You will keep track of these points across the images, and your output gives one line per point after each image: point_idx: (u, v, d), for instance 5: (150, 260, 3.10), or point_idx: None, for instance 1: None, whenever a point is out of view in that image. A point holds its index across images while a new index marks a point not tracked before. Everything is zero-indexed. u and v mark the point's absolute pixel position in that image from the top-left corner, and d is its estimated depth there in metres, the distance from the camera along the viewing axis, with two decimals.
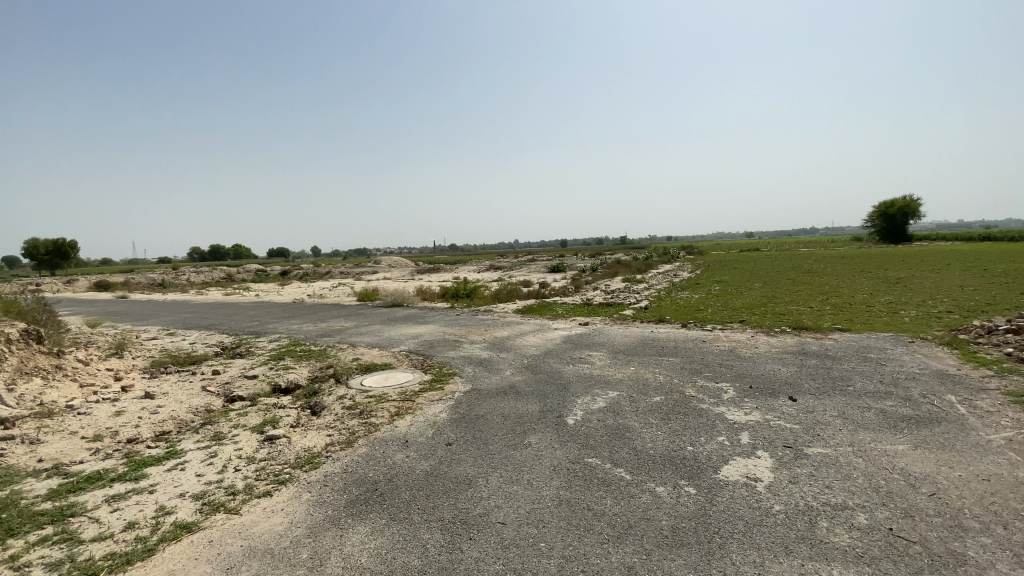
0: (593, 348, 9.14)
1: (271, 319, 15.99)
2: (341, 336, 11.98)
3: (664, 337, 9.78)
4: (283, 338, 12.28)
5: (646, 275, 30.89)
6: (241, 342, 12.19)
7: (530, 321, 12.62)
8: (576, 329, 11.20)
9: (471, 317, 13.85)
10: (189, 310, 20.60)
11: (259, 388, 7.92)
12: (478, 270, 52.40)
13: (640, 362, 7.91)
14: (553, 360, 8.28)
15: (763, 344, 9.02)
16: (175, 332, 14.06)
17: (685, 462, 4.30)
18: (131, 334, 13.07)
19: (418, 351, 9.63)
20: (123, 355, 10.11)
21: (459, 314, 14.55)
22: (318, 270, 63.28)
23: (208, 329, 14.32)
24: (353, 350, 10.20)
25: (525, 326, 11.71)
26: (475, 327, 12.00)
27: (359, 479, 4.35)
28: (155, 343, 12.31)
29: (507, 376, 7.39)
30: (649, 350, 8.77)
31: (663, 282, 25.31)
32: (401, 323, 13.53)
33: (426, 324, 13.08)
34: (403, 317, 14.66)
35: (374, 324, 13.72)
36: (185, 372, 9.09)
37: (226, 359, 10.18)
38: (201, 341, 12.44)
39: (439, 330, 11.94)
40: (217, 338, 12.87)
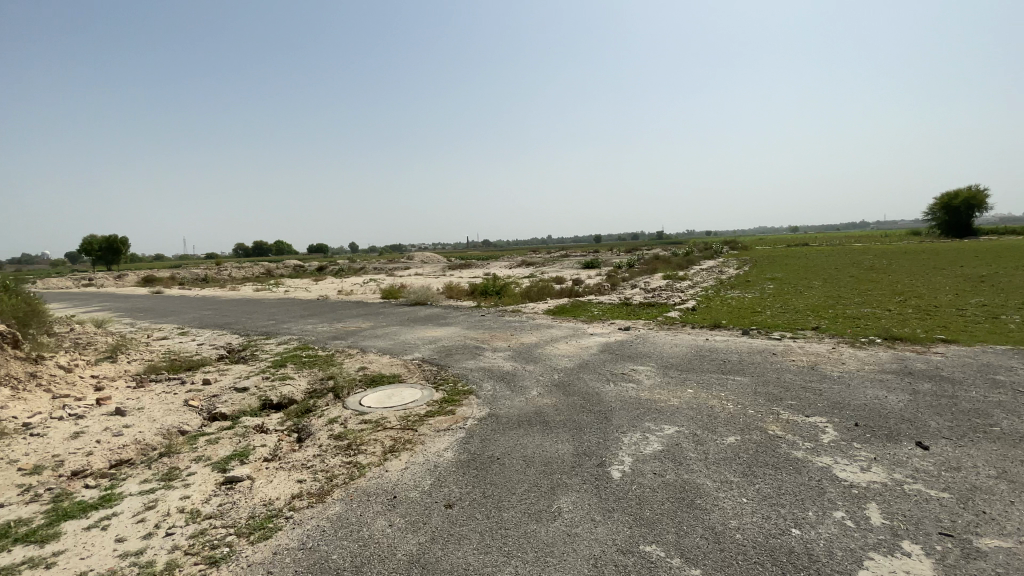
0: (637, 360, 7.63)
1: (288, 318, 15.13)
2: (352, 339, 10.88)
3: (725, 348, 8.16)
4: (293, 340, 11.29)
5: (688, 272, 28.77)
6: (247, 344, 11.27)
7: (563, 324, 11.18)
8: (616, 335, 9.71)
9: (498, 318, 12.53)
10: (212, 307, 20.13)
11: (245, 405, 6.84)
12: (510, 266, 51.16)
13: (698, 383, 6.38)
14: (590, 376, 6.82)
15: (851, 359, 7.31)
16: (186, 332, 13.33)
17: (796, 565, 2.83)
18: (139, 336, 12.40)
19: (433, 360, 8.37)
20: (116, 359, 9.29)
21: (485, 315, 13.25)
22: (351, 266, 63.40)
23: (220, 329, 13.55)
24: (362, 357, 9.05)
25: (556, 331, 10.30)
26: (500, 331, 10.66)
27: (316, 564, 3.08)
28: (161, 344, 11.57)
29: (532, 398, 6.01)
30: (707, 365, 7.20)
31: (708, 280, 23.30)
32: (421, 325, 12.33)
33: (447, 326, 11.83)
34: (425, 318, 13.48)
35: (392, 325, 12.59)
36: (175, 381, 8.15)
37: (224, 365, 9.22)
38: (207, 343, 11.62)
39: (460, 333, 10.68)
40: (226, 339, 12.00)
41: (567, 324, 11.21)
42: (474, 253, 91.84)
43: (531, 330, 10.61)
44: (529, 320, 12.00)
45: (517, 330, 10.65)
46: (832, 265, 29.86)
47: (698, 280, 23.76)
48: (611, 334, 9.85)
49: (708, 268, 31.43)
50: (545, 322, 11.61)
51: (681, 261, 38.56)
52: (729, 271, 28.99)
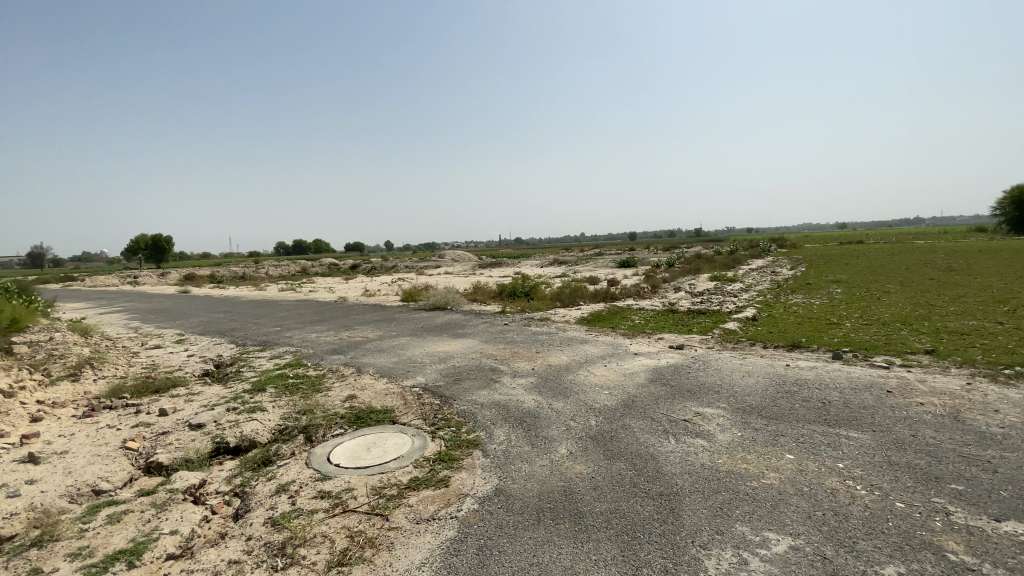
0: (701, 399, 5.74)
1: (295, 325, 13.81)
2: (353, 354, 9.33)
3: (818, 383, 6.15)
4: (288, 354, 9.83)
5: (736, 273, 26.25)
6: (239, 358, 9.90)
7: (601, 339, 9.32)
8: (667, 356, 7.78)
9: (524, 329, 10.79)
10: (226, 309, 19.15)
11: (192, 452, 5.31)
12: (542, 265, 49.34)
13: (797, 445, 4.47)
14: (639, 425, 4.99)
15: (1008, 405, 5.24)
16: (182, 340, 12.13)
17: None
18: (129, 346, 11.25)
19: (438, 389, 6.69)
20: (79, 378, 8.01)
21: (509, 324, 11.52)
22: (382, 264, 62.94)
23: (219, 338, 12.30)
24: (355, 380, 7.45)
25: (592, 348, 8.50)
26: (524, 348, 8.89)
27: None
28: (146, 356, 10.34)
29: (560, 462, 4.27)
30: (800, 412, 5.26)
31: (762, 283, 20.85)
32: (435, 336, 10.70)
33: (464, 338, 10.16)
34: (441, 327, 11.86)
35: (403, 335, 11.04)
36: (131, 408, 6.75)
37: (198, 386, 7.81)
38: (197, 356, 10.32)
39: (476, 350, 8.97)
40: (218, 351, 10.71)
41: (606, 338, 9.33)
42: (506, 251, 90.23)
43: (562, 347, 8.80)
44: (560, 332, 10.19)
45: (546, 346, 8.88)
46: (901, 265, 26.73)
47: (750, 283, 21.32)
48: (661, 355, 7.92)
49: (758, 269, 28.76)
50: (579, 335, 9.78)
51: (726, 260, 35.85)
52: (782, 272, 26.37)
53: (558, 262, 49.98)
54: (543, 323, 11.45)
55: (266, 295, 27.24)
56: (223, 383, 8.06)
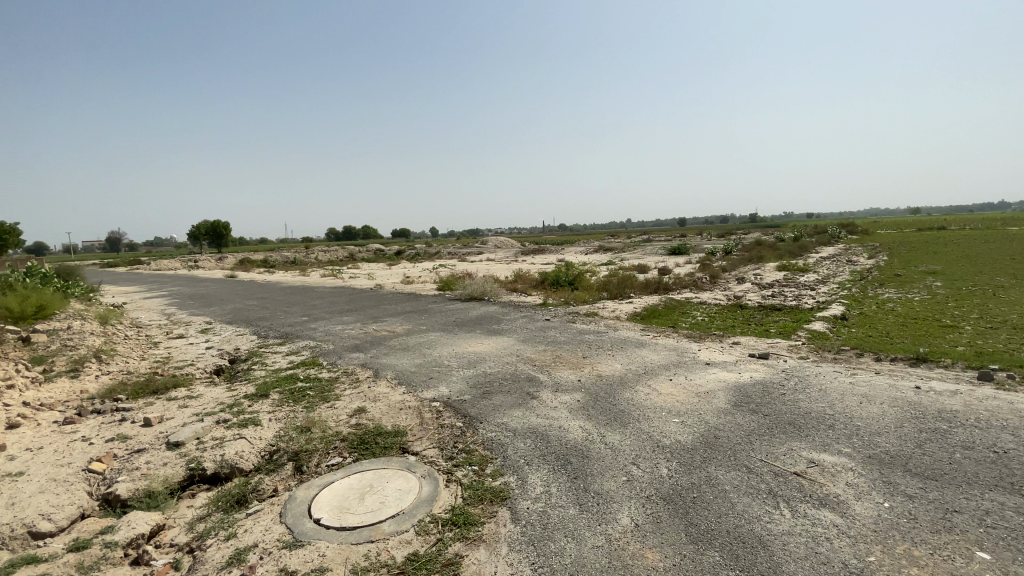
0: (812, 443, 4.24)
1: (324, 314, 12.98)
2: (375, 352, 8.24)
3: (975, 423, 4.49)
4: (306, 349, 8.88)
5: (806, 262, 23.68)
6: (255, 352, 9.05)
7: (661, 342, 7.79)
8: (750, 370, 6.20)
9: (568, 326, 9.36)
10: (262, 296, 18.74)
11: (157, 483, 4.32)
12: (586, 252, 47.33)
13: (988, 538, 2.95)
14: (731, 486, 3.57)
15: None
16: (206, 330, 11.51)
17: None
18: (151, 337, 10.69)
19: (463, 405, 5.44)
20: (80, 374, 7.32)
21: (552, 320, 10.13)
22: (425, 250, 62.69)
23: (244, 328, 11.61)
24: (369, 387, 6.33)
25: (651, 355, 7.01)
26: (569, 351, 7.50)
27: None
28: (164, 348, 9.69)
29: (623, 543, 2.95)
30: (967, 475, 3.71)
31: (840, 275, 18.36)
32: (468, 332, 9.47)
33: (500, 336, 8.88)
34: (476, 321, 10.62)
35: (433, 330, 9.88)
36: (117, 417, 5.90)
37: (200, 389, 6.93)
38: (214, 349, 9.56)
39: (512, 352, 7.66)
40: (236, 343, 9.94)
41: (668, 342, 7.77)
42: (551, 238, 88.28)
43: (615, 352, 7.34)
44: (612, 332, 8.70)
45: (595, 351, 7.45)
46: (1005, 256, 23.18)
47: (826, 274, 18.88)
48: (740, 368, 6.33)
49: (830, 258, 25.99)
50: (634, 336, 8.27)
51: (791, 247, 32.80)
52: (861, 261, 23.50)
53: (605, 250, 47.75)
54: (590, 319, 9.98)
55: (307, 281, 27.01)
56: (227, 384, 7.15)
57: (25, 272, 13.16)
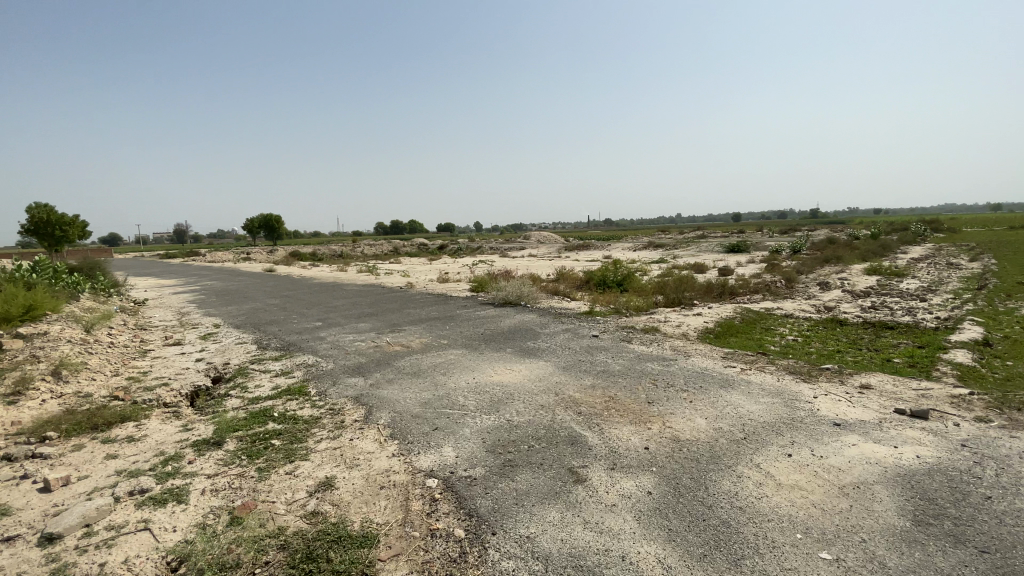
0: None
1: (340, 318, 11.50)
2: (377, 378, 6.53)
3: None
4: (300, 368, 7.30)
5: (898, 264, 20.35)
6: (243, 369, 7.56)
7: (757, 384, 5.65)
8: (910, 453, 4.08)
9: (624, 348, 7.33)
10: (288, 293, 17.63)
11: None
12: (634, 248, 44.64)
13: None
14: None
15: None
16: (208, 336, 10.26)
17: None
18: (146, 344, 9.50)
19: (471, 488, 3.62)
20: (24, 400, 6.02)
21: (603, 336, 8.11)
22: (468, 245, 61.48)
23: (248, 334, 10.26)
24: (352, 440, 4.62)
25: (748, 408, 4.95)
26: (627, 391, 5.50)
27: None
28: (150, 360, 8.42)
29: None
30: None
31: (950, 281, 15.26)
32: (496, 350, 7.62)
33: (536, 360, 6.95)
34: (509, 334, 8.76)
35: (455, 346, 8.09)
36: (23, 471, 4.45)
37: (150, 427, 5.44)
38: (203, 363, 8.18)
39: (550, 387, 5.72)
40: (229, 356, 8.54)
41: (766, 385, 5.63)
42: (597, 234, 85.33)
43: (693, 396, 5.29)
44: (683, 360, 6.61)
45: (664, 392, 5.42)
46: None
47: (931, 280, 15.79)
48: (894, 446, 4.20)
49: (924, 260, 22.40)
50: (716, 370, 6.15)
51: (871, 246, 28.95)
52: (968, 263, 19.94)
53: (654, 246, 44.81)
54: (652, 338, 7.90)
55: (341, 277, 26.04)
56: (186, 422, 5.63)
57: (35, 267, 12.39)
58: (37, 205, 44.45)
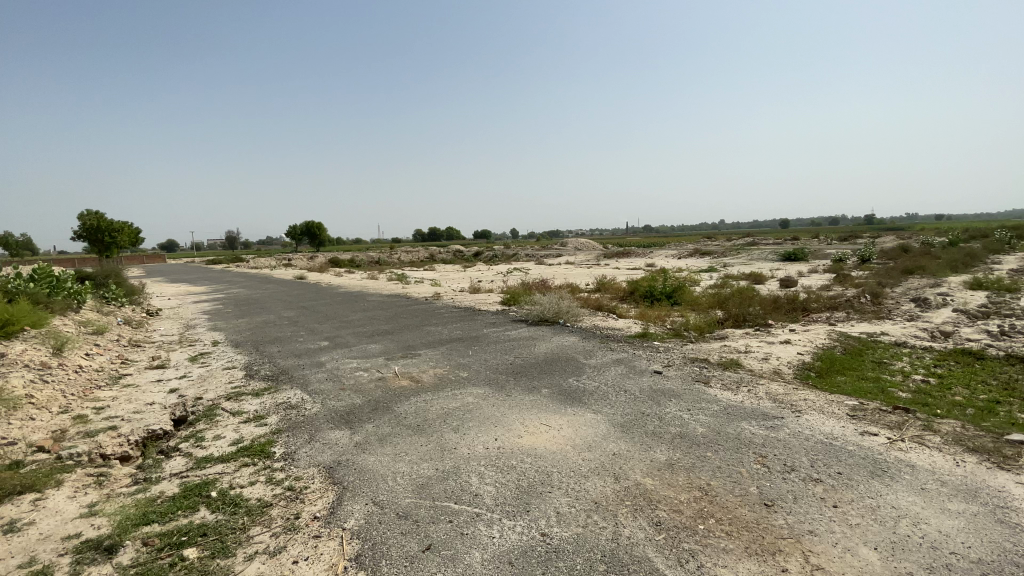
0: None
1: (349, 337, 9.98)
2: (367, 432, 4.85)
3: None
4: (277, 410, 5.71)
5: (1005, 278, 17.23)
6: (214, 409, 6.05)
7: (931, 483, 3.64)
8: None
9: (702, 399, 5.38)
10: (306, 304, 16.35)
11: None
12: (678, 257, 41.90)
13: None
14: None
15: None
16: (199, 357, 8.92)
17: None
18: (125, 367, 8.21)
19: None
20: None
21: (669, 376, 6.19)
22: (503, 252, 59.99)
23: (243, 356, 8.84)
24: (297, 564, 2.94)
25: (941, 540, 2.97)
26: (726, 481, 3.60)
27: None
28: (118, 390, 7.05)
29: None
30: None
31: None
32: (528, 392, 5.81)
33: (582, 412, 5.10)
34: (545, 365, 6.94)
35: (475, 381, 6.32)
36: None
37: (48, 508, 3.92)
38: (174, 396, 6.73)
39: (606, 466, 3.87)
40: (207, 387, 7.07)
41: (948, 485, 3.60)
42: (636, 240, 82.33)
43: (838, 504, 3.34)
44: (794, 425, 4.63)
45: (787, 488, 3.51)
46: None
47: None
48: None
49: None
50: (852, 447, 4.15)
51: (959, 254, 25.44)
52: None
53: (700, 254, 42.01)
54: (736, 382, 5.91)
55: (368, 285, 24.86)
56: (100, 502, 4.09)
57: (35, 275, 11.28)
58: (88, 213, 45.93)
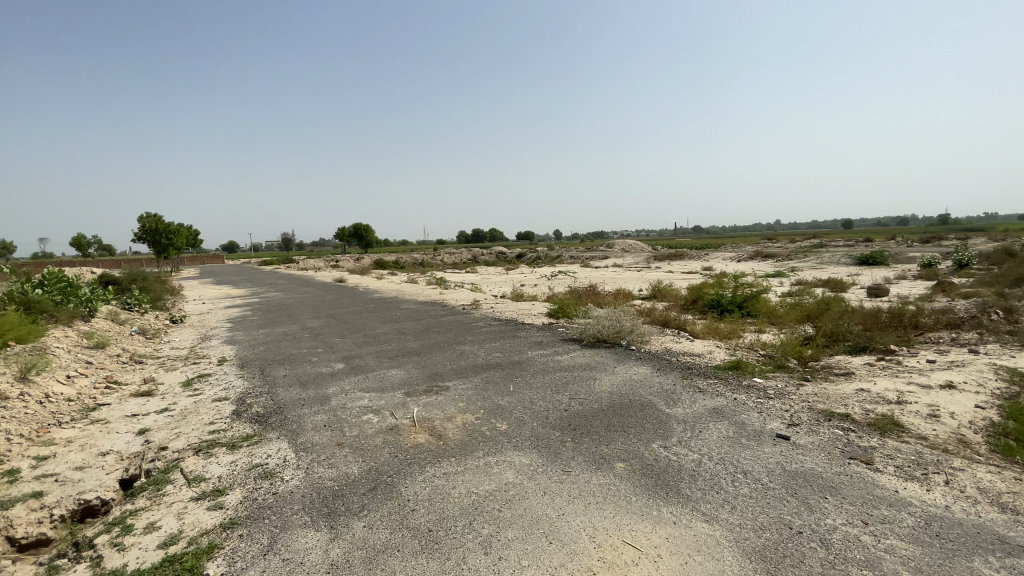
0: None
1: (369, 357, 8.42)
2: (351, 542, 3.15)
3: None
4: (245, 480, 4.12)
5: None
6: (171, 469, 4.56)
7: None
8: None
9: (879, 507, 3.37)
10: (335, 311, 15.07)
11: None
12: (736, 260, 38.66)
13: None
14: None
15: None
16: (194, 381, 7.58)
17: None
18: (105, 394, 6.95)
19: None
20: None
21: (804, 451, 4.17)
22: (548, 254, 58.06)
23: (243, 380, 7.43)
24: None
25: None
26: None
27: None
28: (80, 430, 5.74)
29: None
30: None
31: None
32: (596, 468, 3.94)
33: (686, 519, 3.21)
34: (613, 417, 5.03)
35: (519, 441, 4.52)
36: None
37: None
38: (138, 442, 5.32)
39: None
40: (182, 427, 5.63)
41: None
42: (686, 241, 78.40)
43: None
44: None
45: None
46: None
47: None
48: None
49: None
50: None
51: None
52: None
53: (763, 257, 38.56)
54: (918, 473, 3.83)
55: (406, 289, 23.60)
56: None
57: (45, 280, 10.46)
58: (149, 215, 47.84)
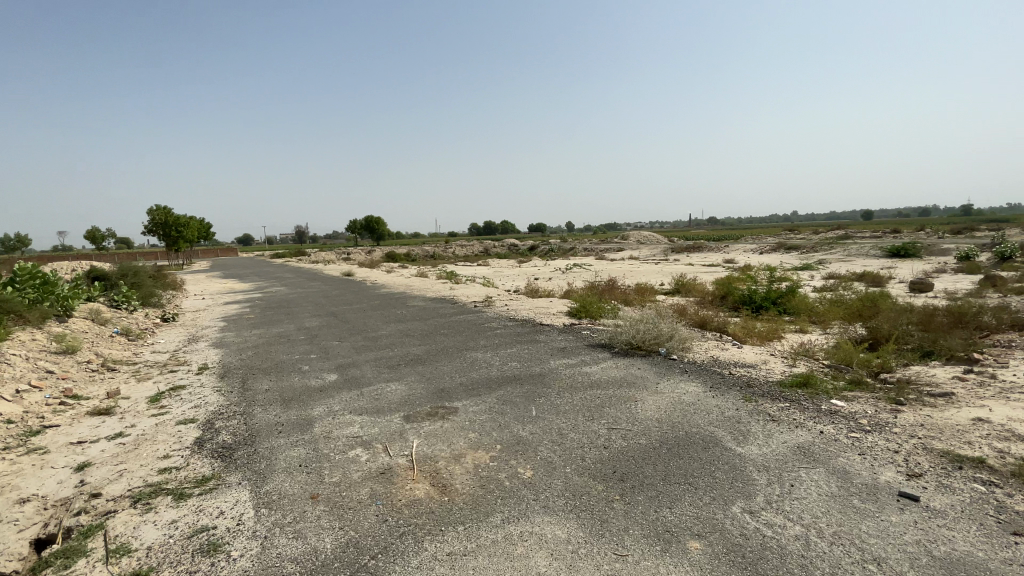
0: None
1: (367, 367, 7.32)
2: None
3: None
4: (175, 558, 3.01)
5: None
6: (94, 532, 3.46)
7: None
8: None
9: None
10: (338, 309, 14.02)
11: None
12: (759, 252, 37.01)
13: None
14: None
15: None
16: (163, 395, 6.53)
17: None
18: (58, 413, 5.94)
19: None
20: None
21: (950, 527, 2.96)
22: (561, 246, 56.58)
23: (219, 395, 6.37)
24: None
25: None
26: None
27: None
28: (10, 463, 4.71)
29: None
30: None
31: None
32: (661, 555, 2.77)
33: None
34: (670, 462, 3.84)
35: (547, 499, 3.37)
36: None
37: None
38: (70, 484, 4.27)
39: None
40: (129, 462, 4.56)
41: None
42: (703, 233, 76.42)
43: None
44: None
45: None
46: None
47: None
48: None
49: None
50: None
51: None
52: None
53: (787, 250, 36.85)
54: None
55: (415, 284, 22.52)
56: None
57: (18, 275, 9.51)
58: (159, 208, 47.56)
